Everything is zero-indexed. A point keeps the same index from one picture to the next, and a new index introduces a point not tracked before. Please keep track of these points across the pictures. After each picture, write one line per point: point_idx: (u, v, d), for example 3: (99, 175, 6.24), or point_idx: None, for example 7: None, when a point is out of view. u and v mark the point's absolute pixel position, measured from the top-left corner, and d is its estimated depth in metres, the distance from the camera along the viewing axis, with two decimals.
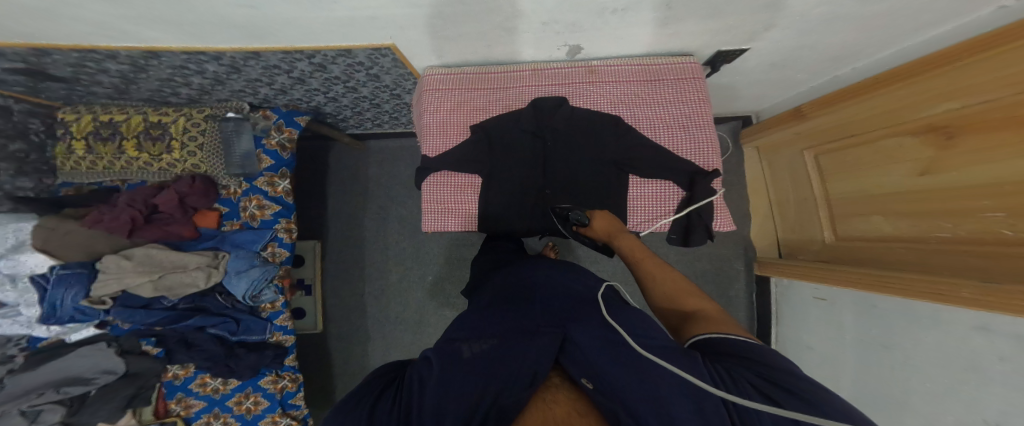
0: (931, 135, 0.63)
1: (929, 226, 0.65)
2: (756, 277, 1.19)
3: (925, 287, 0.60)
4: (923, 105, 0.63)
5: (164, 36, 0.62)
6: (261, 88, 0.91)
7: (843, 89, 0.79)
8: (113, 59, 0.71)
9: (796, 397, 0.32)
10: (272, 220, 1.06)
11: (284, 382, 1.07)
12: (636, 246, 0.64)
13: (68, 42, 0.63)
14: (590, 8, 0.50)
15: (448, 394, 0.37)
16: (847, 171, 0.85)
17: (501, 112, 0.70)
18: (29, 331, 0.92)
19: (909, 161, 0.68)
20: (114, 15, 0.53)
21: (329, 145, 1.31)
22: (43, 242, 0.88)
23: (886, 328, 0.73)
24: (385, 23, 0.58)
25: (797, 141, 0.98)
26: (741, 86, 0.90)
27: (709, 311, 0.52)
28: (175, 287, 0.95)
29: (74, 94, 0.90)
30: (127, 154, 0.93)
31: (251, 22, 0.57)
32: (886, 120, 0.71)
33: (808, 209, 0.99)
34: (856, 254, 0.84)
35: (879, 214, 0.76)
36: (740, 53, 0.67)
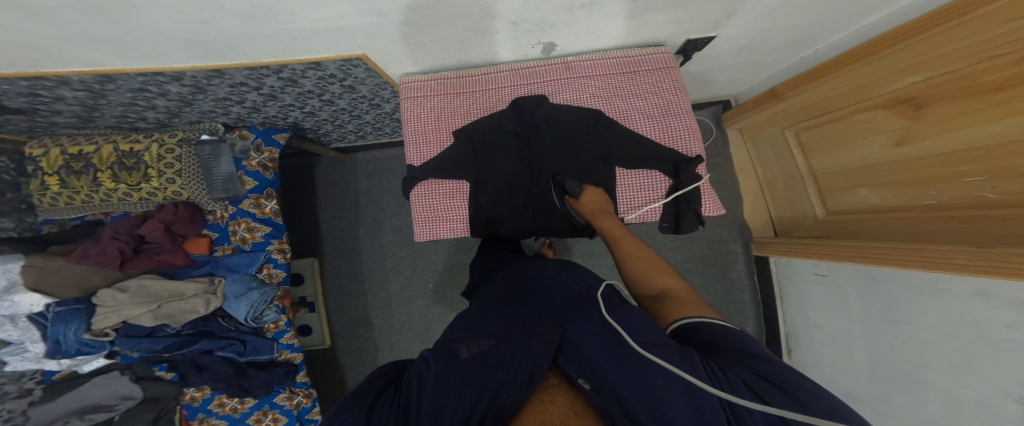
0: (900, 108, 0.65)
1: (913, 196, 0.67)
2: (756, 258, 1.20)
3: (925, 256, 0.61)
4: (892, 79, 0.65)
5: (111, 58, 0.59)
6: (232, 107, 0.87)
7: (816, 67, 0.81)
8: (66, 85, 0.68)
9: (785, 394, 0.33)
10: (264, 242, 1.05)
11: (299, 398, 1.10)
12: (617, 226, 0.66)
13: (13, 70, 0.60)
14: (559, 4, 0.49)
15: (448, 390, 0.39)
16: (826, 148, 0.86)
17: (482, 115, 0.68)
18: (40, 366, 0.93)
19: (883, 134, 0.70)
20: (54, 38, 0.50)
21: (314, 160, 1.29)
22: (35, 281, 0.86)
23: (887, 300, 0.74)
24: (351, 34, 0.56)
25: (777, 121, 0.99)
26: (715, 71, 0.90)
27: (678, 290, 0.56)
28: (174, 314, 0.94)
29: (37, 126, 0.87)
30: (104, 186, 0.91)
31: (205, 38, 0.54)
32: (857, 96, 0.73)
33: (796, 185, 1.00)
34: (846, 227, 0.85)
35: (863, 186, 0.78)
36: (708, 40, 0.69)
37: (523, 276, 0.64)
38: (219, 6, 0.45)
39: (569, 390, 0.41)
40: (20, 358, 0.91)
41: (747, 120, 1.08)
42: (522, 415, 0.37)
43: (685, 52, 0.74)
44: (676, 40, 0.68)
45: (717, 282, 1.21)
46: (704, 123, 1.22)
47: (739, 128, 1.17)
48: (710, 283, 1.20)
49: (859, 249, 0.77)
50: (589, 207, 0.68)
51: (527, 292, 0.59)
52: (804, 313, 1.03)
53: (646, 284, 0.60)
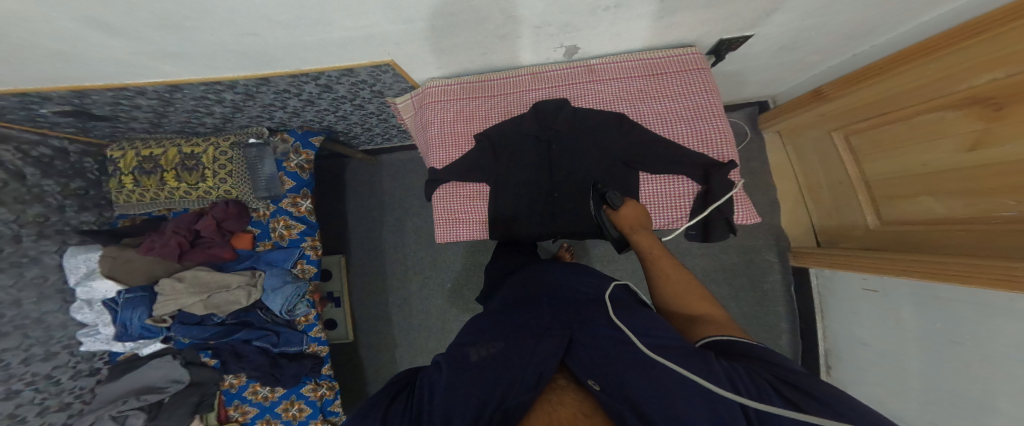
0: (974, 107, 0.57)
1: (989, 206, 0.59)
2: (792, 270, 1.10)
3: (1003, 270, 0.53)
4: (967, 75, 0.58)
5: (180, 70, 0.66)
6: (276, 111, 0.95)
7: (876, 63, 0.74)
8: (142, 95, 0.78)
9: (813, 400, 0.30)
10: (299, 239, 1.12)
11: (323, 390, 1.14)
12: (654, 244, 0.62)
13: (101, 83, 0.69)
14: (581, 7, 0.49)
15: (455, 394, 0.40)
16: (883, 151, 0.78)
17: (504, 119, 0.69)
18: (109, 347, 1.04)
19: (953, 136, 0.62)
20: (133, 52, 0.58)
21: (346, 162, 1.36)
22: (110, 269, 0.98)
23: (946, 322, 0.66)
24: (381, 41, 0.59)
25: (823, 122, 0.92)
26: (749, 71, 0.86)
27: (715, 317, 0.51)
28: (222, 304, 1.03)
29: (116, 131, 1.00)
30: (169, 185, 1.01)
31: (255, 50, 0.60)
32: (925, 94, 0.66)
33: (844, 193, 0.92)
34: (907, 239, 0.77)
35: (927, 194, 0.70)
36: (745, 40, 0.66)
37: (541, 277, 0.64)
38: (271, 20, 0.50)
39: (579, 391, 0.41)
40: (94, 339, 1.02)
41: (790, 121, 1.01)
42: (530, 414, 0.38)
43: (716, 53, 0.71)
44: (706, 40, 0.65)
45: (751, 296, 1.12)
46: (737, 125, 1.16)
47: (778, 130, 1.10)
48: (741, 296, 1.13)
49: (921, 263, 0.69)
50: (628, 221, 0.63)
51: (541, 293, 0.58)
52: (849, 333, 0.93)
53: (679, 306, 0.55)
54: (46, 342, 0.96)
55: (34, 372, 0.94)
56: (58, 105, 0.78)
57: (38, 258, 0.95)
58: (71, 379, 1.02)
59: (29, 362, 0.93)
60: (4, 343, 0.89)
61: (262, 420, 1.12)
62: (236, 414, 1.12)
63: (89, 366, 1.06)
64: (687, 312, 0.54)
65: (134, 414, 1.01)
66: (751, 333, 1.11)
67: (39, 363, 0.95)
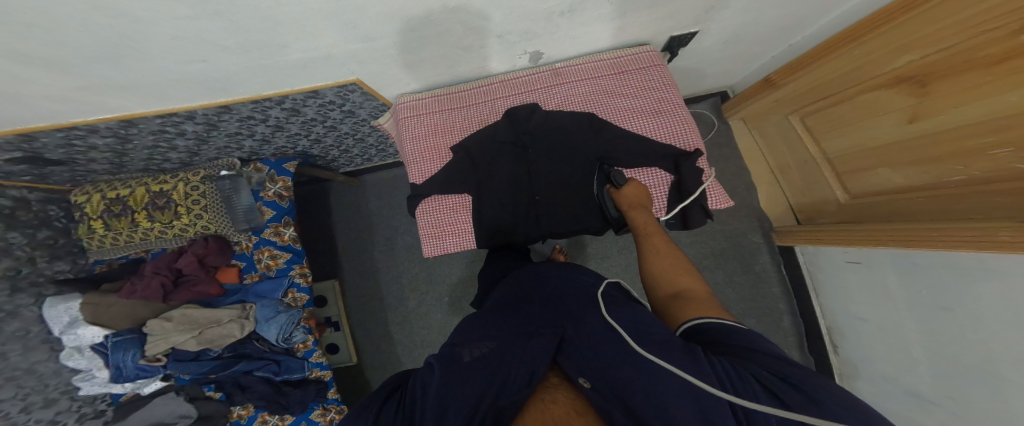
0: (904, 85, 0.61)
1: (938, 172, 0.62)
2: (778, 247, 1.14)
3: (972, 231, 0.55)
4: (892, 57, 0.61)
5: (132, 103, 0.63)
6: (244, 141, 0.92)
7: (808, 52, 0.78)
8: (96, 133, 0.74)
9: (802, 396, 0.31)
10: (286, 267, 1.09)
11: (332, 414, 1.12)
12: (650, 222, 0.62)
13: (46, 123, 0.65)
14: (539, 14, 0.48)
15: (450, 390, 0.40)
16: (834, 131, 0.82)
17: (476, 129, 0.69)
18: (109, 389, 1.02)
19: (892, 113, 0.66)
20: (74, 87, 0.54)
21: (327, 186, 1.34)
22: (93, 315, 0.95)
23: (937, 287, 0.68)
24: (343, 61, 0.57)
25: (777, 108, 0.95)
26: (709, 63, 0.87)
27: (695, 292, 0.51)
28: (215, 338, 1.00)
29: (79, 175, 0.95)
30: (141, 225, 0.97)
31: (208, 76, 0.57)
32: (856, 78, 0.70)
33: (810, 170, 0.94)
34: (874, 211, 0.79)
35: (882, 167, 0.73)
36: (691, 36, 0.67)
37: (534, 278, 0.63)
38: (217, 43, 0.47)
39: (571, 389, 0.42)
40: (90, 383, 1.00)
41: (747, 109, 1.04)
42: (524, 412, 0.38)
43: (670, 49, 0.71)
44: (660, 38, 0.66)
45: (740, 271, 1.16)
46: (702, 117, 1.19)
47: (741, 118, 1.13)
48: (732, 273, 1.15)
49: (891, 234, 0.71)
50: (628, 199, 0.62)
51: (534, 295, 0.58)
52: (843, 305, 0.96)
53: (665, 282, 0.54)
54: (42, 390, 0.95)
55: (36, 419, 0.93)
56: (5, 152, 0.74)
57: (16, 312, 0.91)
58: (78, 423, 1.02)
59: (28, 411, 0.92)
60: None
61: None
62: None
63: (93, 409, 1.06)
64: (674, 289, 0.53)
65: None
66: (750, 312, 1.14)
67: (40, 410, 0.94)
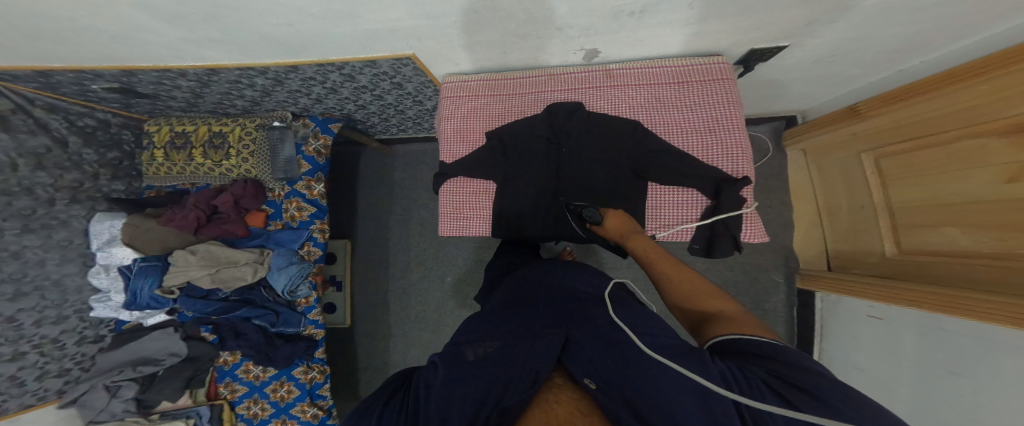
0: (1012, 137, 0.52)
1: (1012, 243, 0.55)
2: (798, 290, 1.10)
3: (1009, 309, 0.51)
4: (1006, 102, 0.52)
5: (220, 55, 0.71)
6: (301, 98, 0.98)
7: (923, 80, 0.67)
8: (183, 77, 0.83)
9: (807, 394, 0.30)
10: (308, 221, 1.14)
11: (314, 373, 1.15)
12: (650, 247, 0.61)
13: (148, 64, 0.74)
14: (606, 11, 0.47)
15: (453, 396, 0.39)
16: (912, 178, 0.73)
17: (517, 118, 0.71)
18: (117, 315, 1.07)
19: (989, 167, 0.57)
20: (181, 38, 0.63)
21: (360, 150, 1.39)
22: (130, 237, 1.03)
23: (954, 353, 0.64)
24: (404, 35, 0.61)
25: (853, 142, 0.87)
26: (788, 83, 0.82)
27: (730, 312, 0.49)
28: (229, 279, 1.05)
29: (156, 108, 1.06)
30: (195, 161, 1.06)
31: (288, 38, 0.63)
32: (960, 120, 0.61)
33: (865, 217, 0.88)
34: (925, 271, 0.73)
35: (952, 225, 0.66)
36: (779, 50, 0.62)
37: (541, 278, 0.61)
38: (301, 10, 0.52)
39: (577, 389, 0.40)
40: (103, 306, 1.05)
41: (817, 139, 0.97)
42: (528, 412, 0.36)
43: (746, 62, 0.67)
44: (737, 49, 0.62)
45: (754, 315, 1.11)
46: (759, 139, 1.15)
47: (803, 149, 1.07)
48: None
49: (932, 296, 0.66)
50: (614, 231, 0.66)
51: (534, 294, 0.57)
52: (847, 354, 0.93)
53: (694, 305, 0.53)
54: (59, 305, 1.00)
55: (43, 334, 0.97)
56: (108, 82, 0.84)
57: (67, 221, 1.00)
58: (76, 345, 1.04)
59: (40, 324, 0.96)
60: (21, 303, 0.92)
61: (250, 399, 1.13)
62: (225, 391, 1.14)
63: (95, 333, 1.08)
64: (706, 312, 0.51)
65: (126, 385, 1.05)
66: None
67: (49, 326, 0.98)
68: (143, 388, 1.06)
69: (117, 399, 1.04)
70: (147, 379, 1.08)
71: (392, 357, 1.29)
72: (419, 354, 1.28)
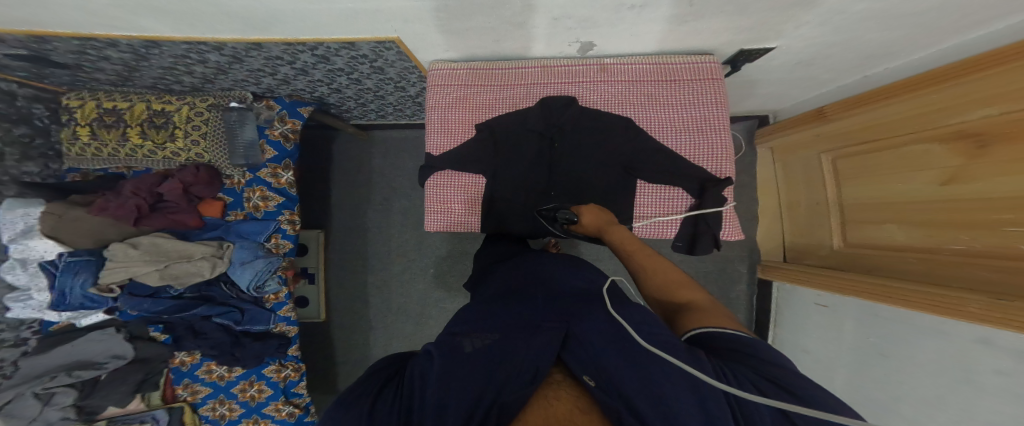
0: (961, 143, 0.58)
1: (943, 238, 0.63)
2: (757, 280, 1.20)
3: (938, 298, 0.58)
4: (959, 110, 0.57)
5: (162, 26, 0.62)
6: (264, 78, 0.87)
7: (878, 89, 0.72)
8: (113, 47, 0.71)
9: (783, 390, 0.33)
10: (276, 211, 1.06)
11: (287, 372, 1.09)
12: (628, 239, 0.61)
13: (68, 31, 0.63)
14: (609, 3, 0.46)
15: (449, 389, 0.36)
16: (864, 178, 0.81)
17: (507, 111, 0.68)
18: (40, 316, 0.93)
19: (931, 170, 0.64)
20: (112, 4, 0.53)
21: (333, 133, 1.29)
22: (53, 229, 0.88)
23: (883, 334, 0.76)
24: (389, 17, 0.55)
25: (815, 144, 0.93)
26: (764, 83, 0.82)
27: (700, 304, 0.50)
28: (181, 275, 0.95)
29: (78, 80, 0.90)
30: (131, 141, 0.92)
31: (250, 12, 0.55)
32: (912, 126, 0.67)
33: (819, 214, 0.96)
34: (864, 262, 0.82)
35: (891, 221, 0.74)
36: (765, 52, 0.61)
37: (531, 266, 0.62)
38: None
39: (576, 384, 0.40)
40: (22, 306, 0.90)
41: (782, 139, 1.03)
42: (527, 409, 0.36)
43: (734, 63, 0.67)
44: (728, 50, 0.61)
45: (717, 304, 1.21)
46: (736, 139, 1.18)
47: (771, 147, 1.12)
48: None
49: (867, 286, 0.75)
50: (592, 225, 0.64)
51: (534, 289, 0.54)
52: (795, 338, 1.05)
53: (667, 296, 0.54)
54: None
55: None
56: (12, 48, 0.71)
57: None
58: None
59: None
60: None
61: (215, 400, 1.06)
62: (185, 393, 1.06)
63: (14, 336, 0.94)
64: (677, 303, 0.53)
65: (63, 392, 0.93)
66: None
67: None
68: (84, 394, 0.95)
69: (51, 407, 0.91)
70: (88, 385, 0.96)
71: (373, 350, 1.29)
72: (401, 346, 1.28)
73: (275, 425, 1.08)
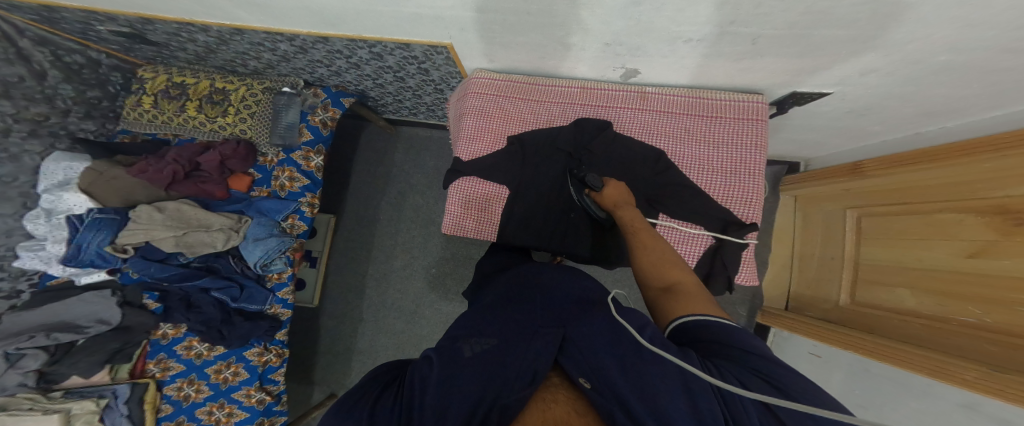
0: (998, 218, 0.55)
1: (954, 309, 0.60)
2: (756, 325, 1.15)
3: (930, 363, 0.57)
4: (1006, 184, 0.55)
5: (249, 17, 0.69)
6: (319, 68, 0.94)
7: (928, 149, 0.70)
8: (204, 32, 0.80)
9: (773, 388, 0.30)
10: (299, 192, 1.08)
11: (269, 356, 1.06)
12: (637, 219, 0.59)
13: (173, 15, 0.73)
14: (658, 34, 0.48)
15: (452, 389, 0.34)
16: (883, 240, 0.78)
17: (541, 127, 0.71)
18: (45, 269, 0.94)
19: (957, 241, 0.61)
20: None
21: (365, 125, 1.35)
22: (89, 184, 0.93)
23: (874, 395, 0.72)
24: (448, 24, 0.59)
25: (844, 198, 0.92)
26: (793, 127, 0.84)
27: (687, 286, 0.47)
28: (195, 245, 0.97)
29: (157, 55, 1.00)
30: (187, 113, 0.99)
31: (325, 10, 0.61)
32: (956, 192, 0.64)
33: (831, 268, 0.92)
34: (865, 320, 0.79)
35: (903, 286, 0.71)
36: (818, 96, 0.63)
37: (530, 277, 0.57)
38: None
39: (573, 387, 0.37)
40: (32, 256, 0.93)
41: (811, 190, 1.02)
42: (525, 412, 0.33)
43: (781, 104, 0.68)
44: (779, 90, 0.63)
45: None
46: None
47: (796, 195, 1.10)
48: None
49: (866, 343, 0.72)
50: (609, 199, 0.63)
51: (532, 294, 0.51)
52: None
53: (657, 274, 0.50)
54: None
55: None
56: (118, 25, 0.82)
57: (17, 156, 0.91)
58: None
59: None
60: None
61: (184, 379, 1.01)
62: (155, 369, 1.00)
63: (10, 287, 0.93)
64: (663, 282, 0.49)
65: (32, 354, 0.90)
66: None
67: None
68: (53, 359, 0.92)
69: (14, 370, 0.88)
70: (60, 350, 0.94)
71: (358, 344, 1.25)
72: (388, 344, 1.24)
73: (240, 412, 1.02)
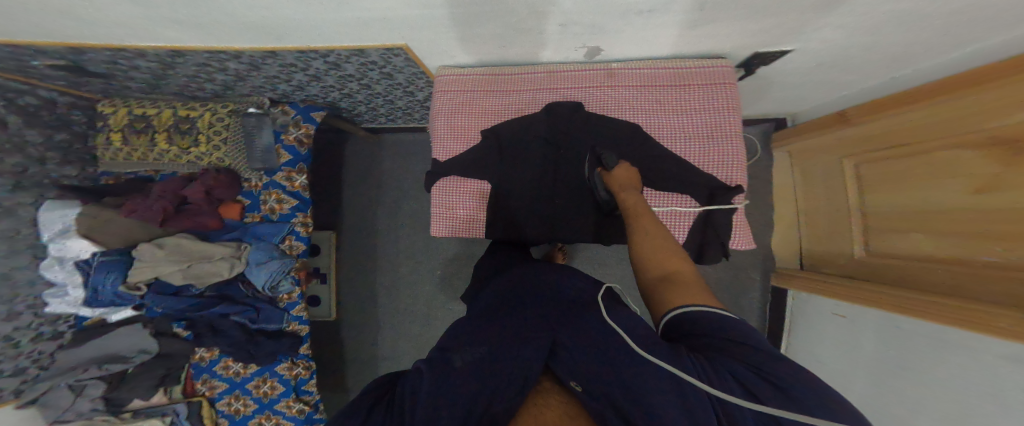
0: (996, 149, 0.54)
1: (976, 247, 0.58)
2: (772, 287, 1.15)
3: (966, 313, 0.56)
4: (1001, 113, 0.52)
5: (184, 37, 0.65)
6: (279, 84, 0.90)
7: (921, 86, 0.68)
8: (142, 57, 0.75)
9: (773, 388, 0.30)
10: (289, 214, 1.08)
11: (298, 369, 1.12)
12: (639, 203, 0.58)
13: (99, 42, 0.67)
14: (614, 9, 0.45)
15: (441, 397, 0.35)
16: (887, 186, 0.77)
17: (512, 117, 0.69)
18: (75, 311, 0.98)
19: (967, 177, 0.59)
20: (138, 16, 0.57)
21: (345, 137, 1.32)
22: (88, 229, 0.93)
23: (903, 351, 0.70)
24: (399, 25, 0.55)
25: (837, 148, 0.90)
26: (776, 86, 0.81)
27: (683, 275, 0.47)
28: (202, 275, 0.98)
29: (111, 89, 0.95)
30: (159, 147, 0.97)
31: (265, 22, 0.57)
32: (954, 128, 0.61)
33: (841, 222, 0.91)
34: (889, 272, 0.78)
35: (918, 232, 0.70)
36: (780, 54, 0.61)
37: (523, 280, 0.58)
38: None
39: (565, 390, 0.39)
40: (59, 301, 0.96)
41: (806, 143, 0.99)
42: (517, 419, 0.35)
43: (747, 66, 0.66)
44: (741, 52, 0.61)
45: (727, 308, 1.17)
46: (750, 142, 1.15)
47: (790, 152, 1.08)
48: None
49: (895, 299, 0.72)
50: (618, 180, 0.61)
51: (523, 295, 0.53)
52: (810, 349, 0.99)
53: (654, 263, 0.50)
54: (7, 301, 0.89)
55: None
56: (51, 60, 0.76)
57: (10, 209, 0.88)
58: (32, 342, 0.94)
59: None
60: None
61: (231, 395, 1.10)
62: (203, 388, 1.10)
63: (52, 330, 0.98)
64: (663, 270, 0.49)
65: (93, 383, 0.98)
66: None
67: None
68: (112, 386, 1.00)
69: (83, 398, 0.97)
70: (116, 377, 1.01)
71: (381, 350, 1.31)
72: (407, 346, 1.29)
73: (286, 421, 1.10)
